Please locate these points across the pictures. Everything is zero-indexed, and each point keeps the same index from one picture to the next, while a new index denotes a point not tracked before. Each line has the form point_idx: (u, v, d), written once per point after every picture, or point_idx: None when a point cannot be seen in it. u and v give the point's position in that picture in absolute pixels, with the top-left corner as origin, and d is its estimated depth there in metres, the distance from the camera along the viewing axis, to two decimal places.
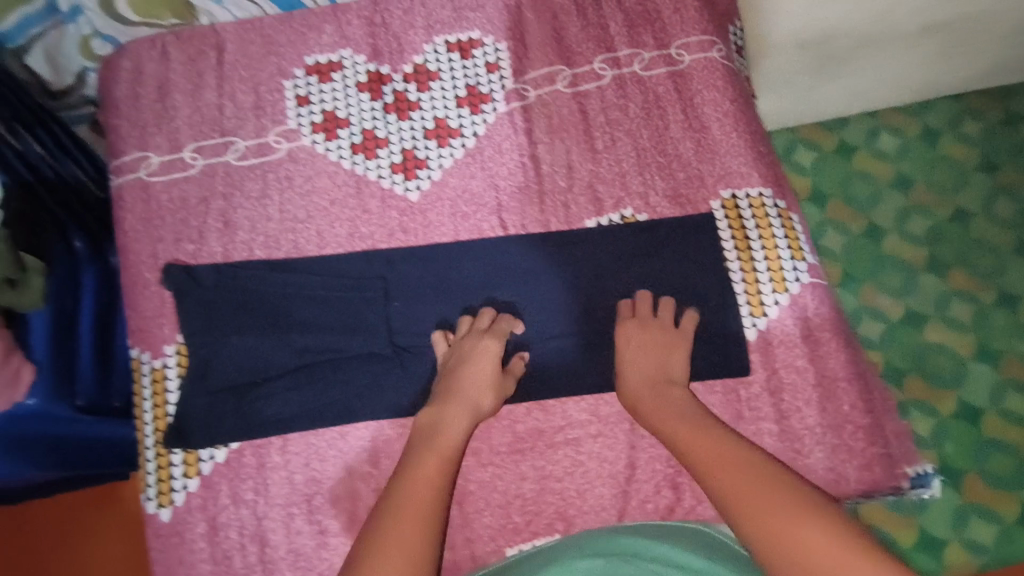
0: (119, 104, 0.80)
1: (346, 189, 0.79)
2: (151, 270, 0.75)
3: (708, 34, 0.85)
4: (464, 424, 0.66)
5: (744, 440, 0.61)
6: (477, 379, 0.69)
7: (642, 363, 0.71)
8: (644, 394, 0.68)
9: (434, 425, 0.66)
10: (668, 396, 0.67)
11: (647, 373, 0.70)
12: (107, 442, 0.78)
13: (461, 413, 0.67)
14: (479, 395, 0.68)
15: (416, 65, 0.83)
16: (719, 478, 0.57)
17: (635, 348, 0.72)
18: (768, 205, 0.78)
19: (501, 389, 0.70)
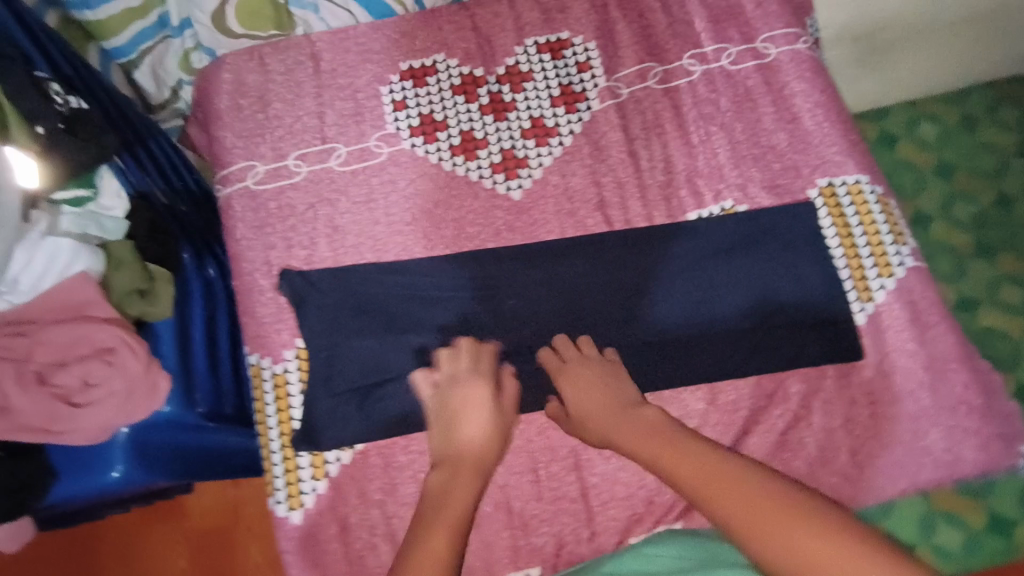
0: (222, 115, 0.82)
1: (449, 191, 0.80)
2: (266, 277, 0.76)
3: (792, 27, 0.86)
4: (475, 484, 0.60)
5: (725, 450, 0.56)
6: (477, 426, 0.65)
7: (603, 398, 0.67)
8: (619, 422, 0.64)
9: (442, 488, 0.60)
10: (632, 421, 0.64)
11: (610, 404, 0.67)
12: (231, 451, 0.78)
13: (472, 456, 0.63)
14: (476, 435, 0.65)
15: (508, 67, 0.85)
16: (719, 496, 0.51)
17: (575, 388, 0.69)
18: (866, 191, 0.80)
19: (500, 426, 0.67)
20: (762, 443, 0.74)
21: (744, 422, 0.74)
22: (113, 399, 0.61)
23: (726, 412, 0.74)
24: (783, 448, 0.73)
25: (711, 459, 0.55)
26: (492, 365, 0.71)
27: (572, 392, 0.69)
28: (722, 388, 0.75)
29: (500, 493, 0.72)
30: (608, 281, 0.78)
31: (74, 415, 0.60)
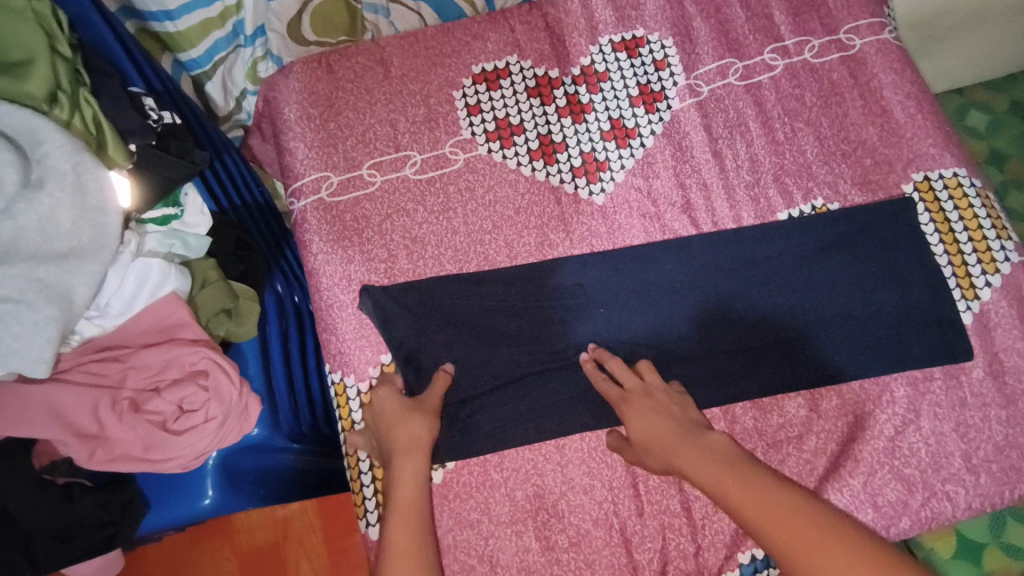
0: (292, 126, 0.79)
1: (529, 197, 0.78)
2: (345, 292, 0.74)
3: (877, 16, 0.83)
4: (417, 472, 0.62)
5: (787, 486, 0.55)
6: (406, 421, 0.65)
7: (658, 424, 0.64)
8: (680, 454, 0.60)
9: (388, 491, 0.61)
10: (690, 451, 0.60)
11: (666, 434, 0.62)
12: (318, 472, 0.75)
13: (405, 439, 0.64)
14: (412, 433, 0.64)
15: (583, 68, 0.82)
16: (789, 544, 0.51)
17: (636, 417, 0.65)
18: (965, 184, 0.76)
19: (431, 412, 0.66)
20: (870, 450, 0.69)
21: (849, 429, 0.71)
22: (210, 425, 0.59)
23: (830, 419, 0.71)
24: (894, 455, 0.69)
25: (774, 495, 0.54)
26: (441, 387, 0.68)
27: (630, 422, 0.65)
28: (824, 393, 0.72)
29: (599, 509, 0.69)
30: (700, 284, 0.74)
31: (171, 442, 0.58)
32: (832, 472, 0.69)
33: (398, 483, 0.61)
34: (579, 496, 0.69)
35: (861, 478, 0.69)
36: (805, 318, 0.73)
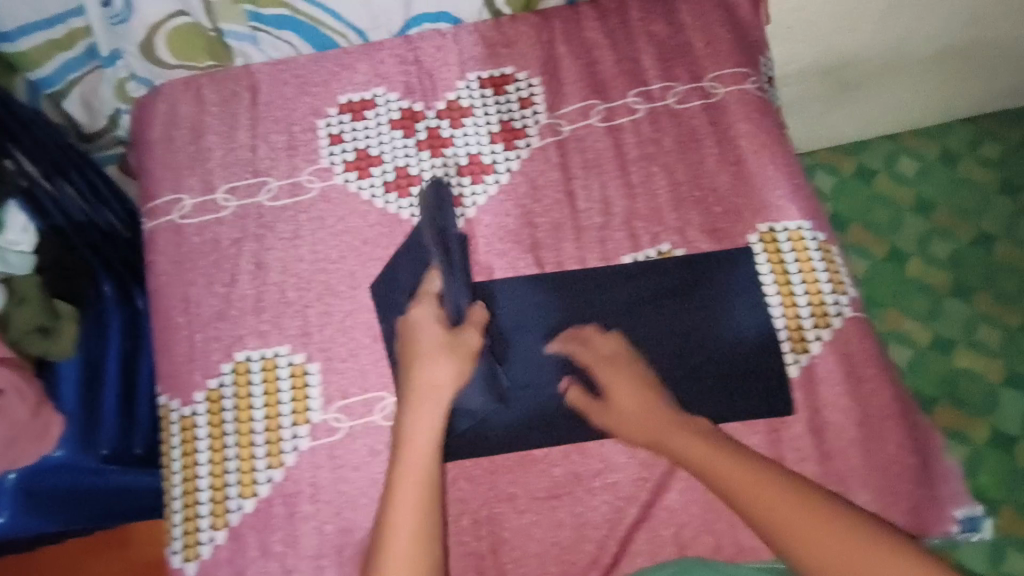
0: (152, 146, 0.81)
1: (379, 229, 0.79)
2: (182, 315, 0.76)
3: (742, 66, 0.85)
4: (433, 414, 0.64)
5: (761, 457, 0.59)
6: (445, 357, 0.66)
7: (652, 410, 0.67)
8: (674, 438, 0.64)
9: (401, 430, 0.63)
10: (683, 436, 0.63)
11: (659, 421, 0.66)
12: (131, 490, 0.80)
13: (436, 374, 0.66)
14: (433, 376, 0.65)
15: (449, 102, 0.83)
16: (774, 521, 0.52)
17: (611, 380, 0.70)
18: (807, 238, 0.78)
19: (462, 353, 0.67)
20: (681, 500, 0.71)
21: (662, 475, 0.72)
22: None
23: (649, 467, 0.72)
24: (702, 506, 0.71)
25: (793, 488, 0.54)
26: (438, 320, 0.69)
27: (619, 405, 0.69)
28: None
29: None
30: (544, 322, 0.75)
31: None
32: (643, 520, 0.71)
33: (408, 420, 0.64)
34: None
35: (670, 528, 0.71)
36: (637, 365, 0.75)
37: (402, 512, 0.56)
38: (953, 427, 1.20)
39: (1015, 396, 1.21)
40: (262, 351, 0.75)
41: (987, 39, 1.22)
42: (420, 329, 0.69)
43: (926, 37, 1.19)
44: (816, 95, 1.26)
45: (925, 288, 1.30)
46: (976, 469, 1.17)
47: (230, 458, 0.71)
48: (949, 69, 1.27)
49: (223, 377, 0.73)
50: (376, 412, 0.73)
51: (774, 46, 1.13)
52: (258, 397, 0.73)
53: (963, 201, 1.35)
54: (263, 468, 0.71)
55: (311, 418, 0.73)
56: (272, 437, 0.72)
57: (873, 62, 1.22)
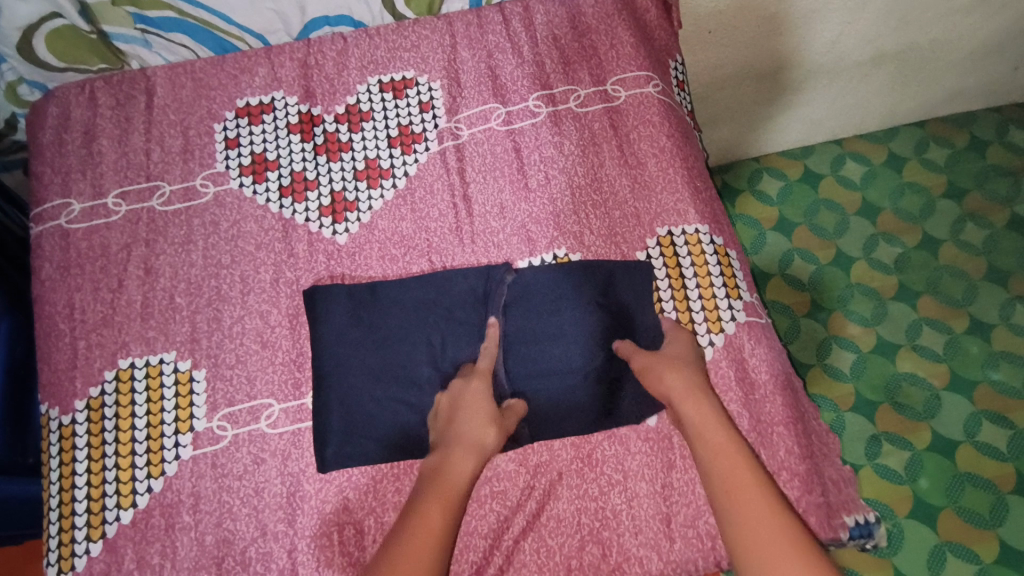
0: (44, 150, 0.81)
1: (272, 234, 0.78)
2: (65, 321, 0.75)
3: (644, 69, 0.84)
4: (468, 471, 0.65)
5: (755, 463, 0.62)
6: (475, 424, 0.68)
7: (689, 377, 0.69)
8: (686, 401, 0.67)
9: (439, 467, 0.65)
10: (705, 411, 0.66)
11: (701, 390, 0.68)
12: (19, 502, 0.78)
13: (476, 442, 0.67)
14: (478, 439, 0.67)
15: (348, 106, 0.82)
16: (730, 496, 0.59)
17: (666, 373, 0.69)
18: (704, 242, 0.77)
19: (476, 446, 0.66)
20: (568, 508, 0.69)
21: (551, 483, 0.70)
22: None
23: (538, 475, 0.70)
24: (591, 515, 0.69)
25: (777, 509, 0.57)
26: (482, 400, 0.69)
27: (670, 367, 0.69)
28: (534, 448, 0.71)
29: (286, 558, 0.68)
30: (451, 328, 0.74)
31: None
32: (530, 530, 0.69)
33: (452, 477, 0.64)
34: (269, 544, 0.68)
35: (558, 538, 0.68)
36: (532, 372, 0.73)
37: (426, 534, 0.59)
38: (894, 431, 1.17)
39: (958, 400, 1.18)
40: (147, 358, 0.73)
41: (926, 40, 1.17)
42: (468, 401, 0.69)
43: (860, 41, 1.14)
44: (750, 100, 1.23)
45: (870, 291, 1.27)
46: (916, 473, 1.14)
47: (109, 467, 0.70)
48: (888, 72, 1.23)
49: (106, 385, 0.72)
50: (262, 419, 0.72)
51: (702, 52, 1.10)
52: (140, 405, 0.72)
53: (907, 205, 1.33)
54: (143, 478, 0.70)
55: (194, 426, 0.71)
56: (153, 445, 0.70)
57: (808, 65, 1.17)
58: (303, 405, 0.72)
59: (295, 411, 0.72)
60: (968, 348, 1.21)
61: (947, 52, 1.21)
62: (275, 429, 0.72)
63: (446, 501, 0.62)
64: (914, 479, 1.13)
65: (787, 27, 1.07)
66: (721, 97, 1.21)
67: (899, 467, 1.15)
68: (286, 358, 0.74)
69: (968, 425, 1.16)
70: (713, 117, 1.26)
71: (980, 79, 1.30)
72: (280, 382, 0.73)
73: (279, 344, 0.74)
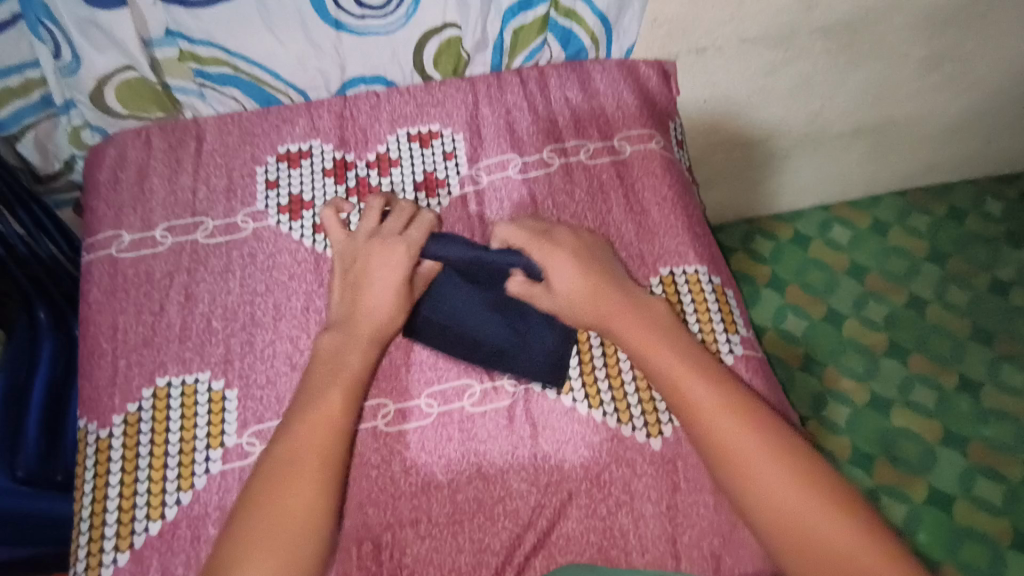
0: (100, 187, 0.88)
1: (305, 265, 0.84)
2: (109, 341, 0.80)
3: (647, 128, 0.93)
4: (361, 357, 0.69)
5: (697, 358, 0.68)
6: (377, 298, 0.72)
7: (592, 287, 0.73)
8: (613, 319, 0.72)
9: (337, 355, 0.69)
10: (634, 322, 0.71)
11: (606, 309, 0.72)
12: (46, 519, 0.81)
13: (370, 327, 0.71)
14: (373, 317, 0.71)
15: (379, 154, 0.91)
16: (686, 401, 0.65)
17: (562, 293, 0.74)
18: (703, 281, 0.84)
19: (371, 332, 0.71)
20: (578, 528, 0.72)
21: (562, 504, 0.73)
22: None
23: (548, 494, 0.73)
24: (600, 534, 0.71)
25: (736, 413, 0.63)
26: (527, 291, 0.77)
27: (555, 256, 0.76)
28: (546, 469, 0.75)
29: None
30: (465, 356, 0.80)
31: None
32: (541, 547, 0.71)
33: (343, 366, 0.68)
34: None
35: (568, 556, 0.71)
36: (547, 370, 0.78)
37: (309, 437, 0.63)
38: (891, 485, 1.20)
39: (951, 455, 1.21)
40: (184, 377, 0.78)
41: (905, 115, 1.28)
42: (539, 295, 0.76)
43: (843, 114, 1.24)
44: (742, 166, 1.32)
45: (861, 347, 1.32)
46: (915, 527, 1.16)
47: (141, 480, 0.73)
48: (871, 143, 1.33)
49: (143, 401, 0.77)
50: (379, 417, 0.77)
51: (698, 121, 1.20)
52: (175, 421, 0.76)
53: (892, 267, 1.40)
54: (173, 491, 0.73)
55: (224, 442, 0.75)
56: (185, 459, 0.74)
57: (796, 135, 1.27)
58: None
59: (409, 411, 0.77)
60: (958, 404, 1.25)
61: (924, 126, 1.31)
62: None
63: (328, 416, 0.64)
64: (912, 532, 1.15)
65: (775, 100, 1.17)
66: (716, 162, 1.30)
67: (897, 520, 1.17)
68: None
69: (962, 480, 1.19)
70: (708, 182, 1.35)
71: (955, 153, 1.40)
72: None
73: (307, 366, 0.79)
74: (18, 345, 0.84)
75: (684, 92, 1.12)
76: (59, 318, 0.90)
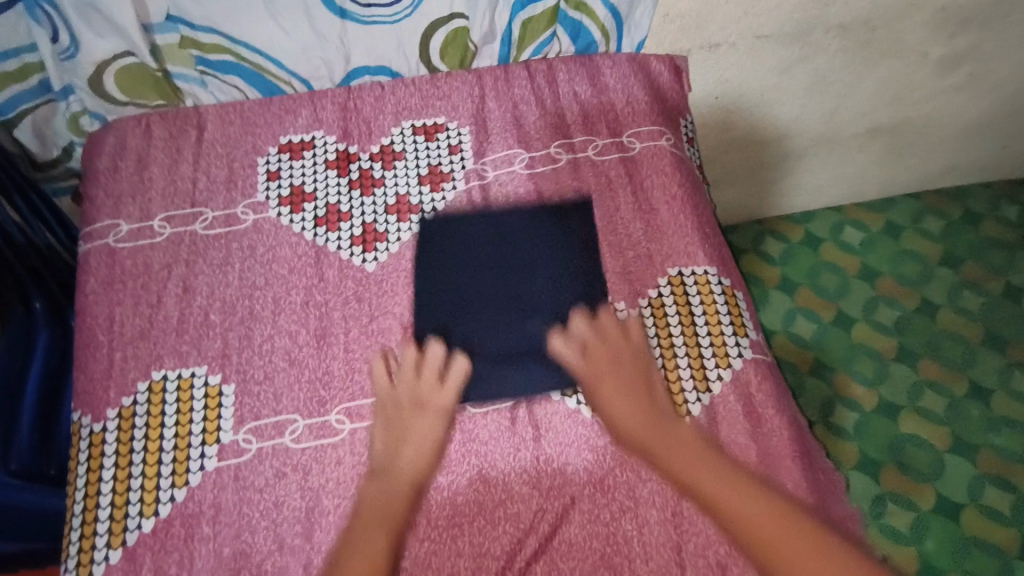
0: (99, 175, 0.87)
1: (305, 259, 0.82)
2: (104, 333, 0.79)
3: (658, 125, 0.91)
4: (431, 440, 0.72)
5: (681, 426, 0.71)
6: (417, 456, 0.71)
7: (630, 384, 0.73)
8: (602, 390, 0.73)
9: (403, 441, 0.72)
10: (621, 383, 0.73)
11: (628, 388, 0.73)
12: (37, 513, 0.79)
13: (411, 475, 0.70)
14: (416, 472, 0.70)
15: (383, 147, 0.89)
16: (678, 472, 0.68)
17: (610, 405, 0.72)
18: (712, 282, 0.82)
19: (408, 479, 0.70)
20: (581, 534, 0.70)
21: (565, 509, 0.71)
22: None
23: (551, 499, 0.72)
24: (603, 541, 0.70)
25: (730, 479, 0.66)
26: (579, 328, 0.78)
27: (602, 378, 0.74)
28: (549, 472, 0.73)
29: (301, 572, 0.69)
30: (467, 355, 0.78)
31: None
32: (542, 553, 0.69)
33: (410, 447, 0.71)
34: (286, 558, 0.69)
35: (570, 562, 0.69)
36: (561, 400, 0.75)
37: (375, 513, 0.68)
38: (899, 492, 1.18)
39: (960, 463, 1.19)
40: (180, 371, 0.77)
41: (920, 116, 1.25)
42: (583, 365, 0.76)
43: (857, 114, 1.22)
44: (753, 166, 1.30)
45: (871, 352, 1.30)
46: (921, 535, 1.14)
47: (135, 475, 0.72)
48: (884, 144, 1.30)
49: (138, 395, 0.75)
50: None
51: (709, 119, 1.17)
52: (170, 416, 0.74)
53: (904, 271, 1.38)
54: (167, 488, 0.72)
55: (220, 438, 0.74)
56: (179, 455, 0.73)
57: (808, 134, 1.24)
58: (326, 422, 0.75)
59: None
60: (968, 411, 1.23)
61: (938, 127, 1.29)
62: (299, 444, 0.74)
63: (384, 493, 0.69)
64: (919, 540, 1.14)
65: (788, 98, 1.15)
66: (726, 161, 1.28)
67: (904, 528, 1.15)
68: (312, 377, 0.77)
69: (971, 488, 1.17)
70: (717, 181, 1.33)
71: (969, 156, 1.38)
72: (305, 398, 0.76)
73: (305, 362, 0.78)
74: (13, 337, 0.82)
75: (695, 88, 1.10)
76: (55, 307, 0.88)
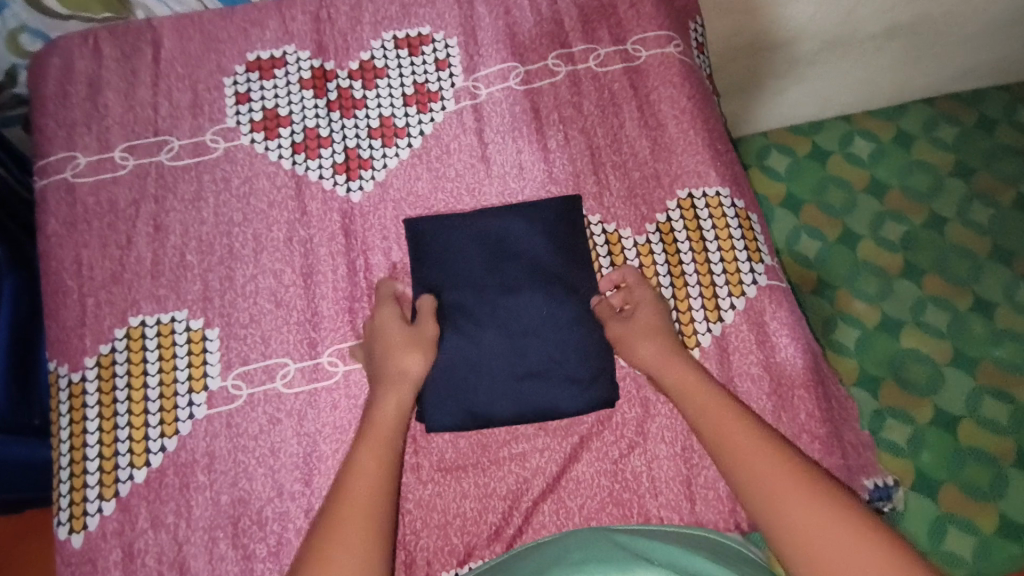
0: (48, 101, 0.78)
1: (285, 191, 0.76)
2: (73, 278, 0.73)
3: (665, 30, 0.82)
4: (415, 355, 0.65)
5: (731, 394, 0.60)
6: (397, 353, 0.65)
7: (665, 344, 0.65)
8: (642, 341, 0.66)
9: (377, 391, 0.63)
10: (660, 352, 0.64)
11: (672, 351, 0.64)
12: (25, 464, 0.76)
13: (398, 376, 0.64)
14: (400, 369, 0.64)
15: (362, 62, 0.80)
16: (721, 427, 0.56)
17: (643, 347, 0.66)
18: (725, 205, 0.76)
19: (399, 378, 0.64)
20: (589, 471, 0.68)
21: (573, 447, 0.69)
22: None
23: (556, 437, 0.69)
24: (612, 478, 0.68)
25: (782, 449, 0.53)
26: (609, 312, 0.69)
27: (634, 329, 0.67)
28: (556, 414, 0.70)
29: (304, 518, 0.67)
30: None
31: None
32: (549, 492, 0.68)
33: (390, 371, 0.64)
34: (286, 503, 0.67)
35: (578, 499, 0.68)
36: (574, 354, 0.69)
37: (363, 466, 0.56)
38: (897, 406, 1.18)
39: (960, 376, 1.18)
40: (158, 316, 0.72)
41: (941, 13, 1.16)
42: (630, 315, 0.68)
43: (876, 13, 1.13)
44: (763, 74, 1.21)
45: (876, 269, 1.27)
46: (918, 448, 1.15)
47: (122, 426, 0.69)
48: (902, 46, 1.21)
49: (116, 342, 0.71)
50: None
51: (716, 20, 1.08)
52: (152, 363, 0.70)
53: (915, 184, 1.32)
54: (156, 437, 0.68)
55: (208, 385, 0.70)
56: (166, 405, 0.69)
57: (823, 38, 1.15)
58: (318, 364, 0.71)
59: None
60: (972, 325, 1.21)
61: (961, 26, 1.20)
62: (291, 389, 0.70)
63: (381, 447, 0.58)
64: (916, 453, 1.15)
65: None
66: (735, 70, 1.20)
67: (901, 441, 1.16)
68: (300, 319, 0.72)
69: (970, 401, 1.17)
70: (724, 92, 1.24)
71: (991, 57, 1.29)
72: (295, 341, 0.72)
73: (293, 303, 0.73)
74: None
75: None
76: (18, 249, 0.81)
